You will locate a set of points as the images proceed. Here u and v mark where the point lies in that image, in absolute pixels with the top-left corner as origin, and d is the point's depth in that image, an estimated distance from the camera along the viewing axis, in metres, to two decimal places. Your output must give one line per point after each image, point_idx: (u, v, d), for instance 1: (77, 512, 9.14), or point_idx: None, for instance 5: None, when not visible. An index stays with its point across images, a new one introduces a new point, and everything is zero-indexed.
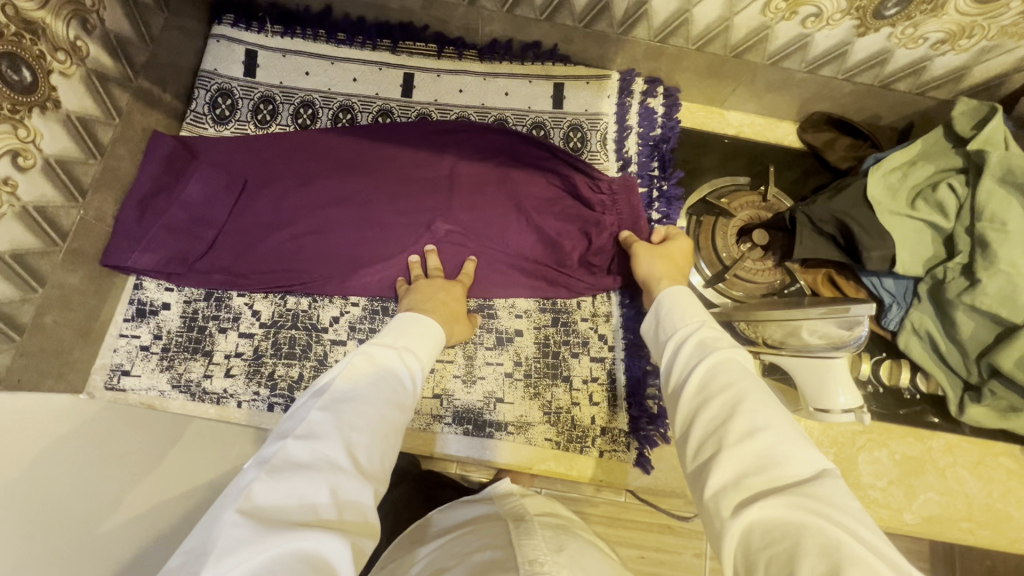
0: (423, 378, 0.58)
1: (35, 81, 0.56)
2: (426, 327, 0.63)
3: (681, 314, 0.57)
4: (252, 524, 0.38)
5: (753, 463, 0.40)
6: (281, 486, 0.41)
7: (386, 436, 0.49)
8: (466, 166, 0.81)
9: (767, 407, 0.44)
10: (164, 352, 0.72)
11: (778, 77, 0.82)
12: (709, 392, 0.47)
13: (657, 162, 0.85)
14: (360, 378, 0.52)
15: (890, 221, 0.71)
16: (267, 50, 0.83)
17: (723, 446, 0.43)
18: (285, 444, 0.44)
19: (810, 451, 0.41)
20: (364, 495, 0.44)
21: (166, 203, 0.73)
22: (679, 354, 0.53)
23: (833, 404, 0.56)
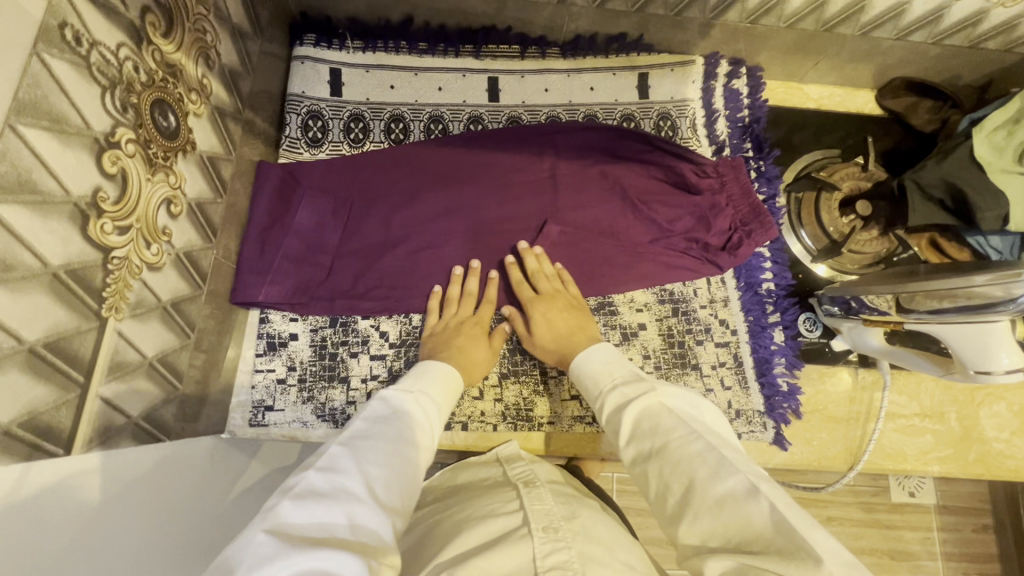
0: (437, 427, 0.58)
1: (178, 125, 0.54)
2: (442, 370, 0.64)
3: (593, 375, 0.60)
4: (277, 541, 0.37)
5: (692, 516, 0.43)
6: (306, 510, 0.40)
7: (407, 476, 0.48)
8: (565, 165, 0.81)
9: (688, 454, 0.46)
10: (302, 383, 0.71)
11: (865, 47, 0.82)
12: (646, 454, 0.49)
13: (750, 142, 0.85)
14: (381, 420, 0.52)
15: (1002, 181, 0.72)
16: (350, 67, 0.82)
17: (672, 510, 0.45)
18: (308, 472, 0.43)
19: (730, 474, 0.43)
20: (379, 526, 0.42)
21: (283, 233, 0.73)
22: (609, 420, 0.55)
23: (995, 366, 0.57)
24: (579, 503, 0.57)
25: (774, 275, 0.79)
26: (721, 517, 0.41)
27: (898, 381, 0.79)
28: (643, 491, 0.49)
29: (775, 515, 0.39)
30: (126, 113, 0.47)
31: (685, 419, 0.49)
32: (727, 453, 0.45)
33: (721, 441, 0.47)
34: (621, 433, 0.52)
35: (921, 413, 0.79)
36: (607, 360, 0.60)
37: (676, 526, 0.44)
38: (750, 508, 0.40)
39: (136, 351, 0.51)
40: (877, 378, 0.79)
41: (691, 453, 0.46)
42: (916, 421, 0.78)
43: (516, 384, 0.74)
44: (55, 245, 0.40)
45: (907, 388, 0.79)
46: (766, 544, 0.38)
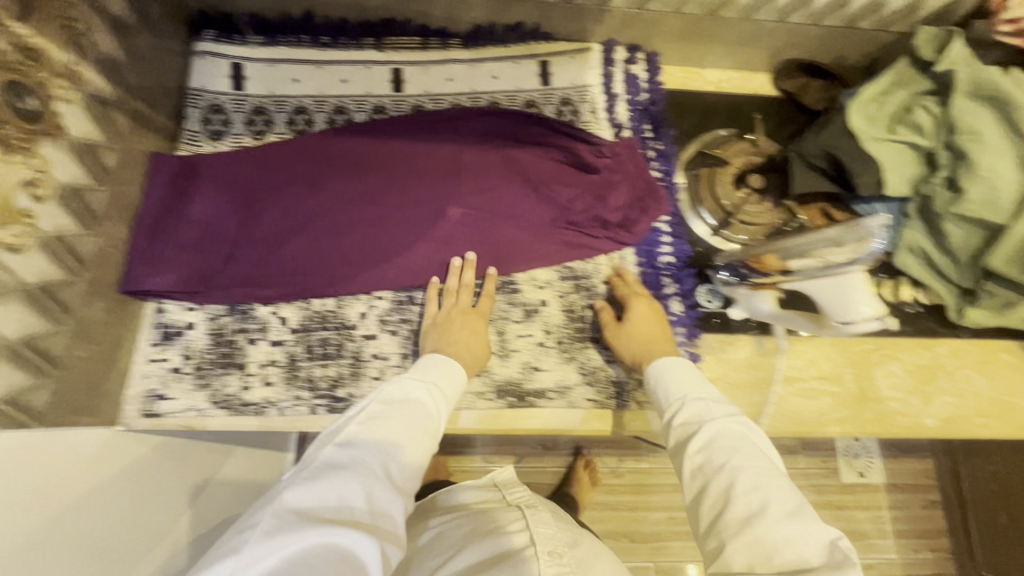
0: (446, 410, 0.63)
1: (41, 108, 0.55)
2: (444, 364, 0.66)
3: (668, 385, 0.65)
4: (294, 514, 0.46)
5: (751, 542, 0.49)
6: (319, 487, 0.49)
7: (417, 456, 0.55)
8: (468, 151, 0.83)
9: (767, 483, 0.53)
10: (197, 371, 0.71)
11: (750, 29, 0.86)
12: (712, 470, 0.55)
13: (648, 124, 0.89)
14: (398, 402, 0.58)
15: (874, 147, 0.76)
16: (252, 61, 0.83)
17: (722, 530, 0.52)
18: (325, 452, 0.52)
19: (813, 519, 0.50)
20: (392, 503, 0.50)
21: (178, 223, 0.74)
22: (689, 425, 0.61)
23: (858, 314, 0.62)
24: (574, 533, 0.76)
25: (673, 249, 0.82)
26: (772, 548, 0.48)
27: (796, 346, 0.82)
28: (692, 509, 0.56)
29: (839, 551, 0.48)
30: None
31: (764, 454, 0.57)
32: (799, 497, 0.53)
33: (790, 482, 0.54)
34: (692, 444, 0.58)
35: (819, 377, 0.81)
36: (686, 373, 0.65)
37: (724, 545, 0.51)
38: (821, 552, 0.48)
39: None
40: (775, 344, 0.81)
41: (769, 484, 0.53)
42: (815, 384, 0.80)
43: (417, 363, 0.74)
44: None
45: (805, 352, 0.81)
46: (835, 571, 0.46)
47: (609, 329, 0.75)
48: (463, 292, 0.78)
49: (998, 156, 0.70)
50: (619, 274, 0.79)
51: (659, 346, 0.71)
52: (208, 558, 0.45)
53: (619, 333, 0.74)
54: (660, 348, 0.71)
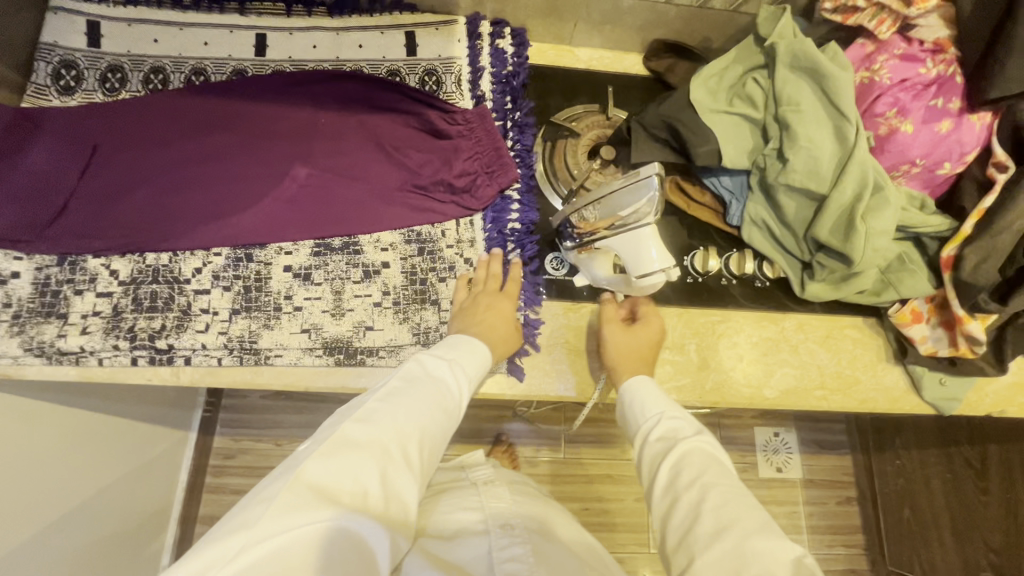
0: (469, 390, 0.67)
1: None
2: (473, 343, 0.70)
3: (644, 403, 0.69)
4: (310, 492, 0.49)
5: (717, 554, 0.51)
6: (336, 465, 0.52)
7: (432, 437, 0.60)
8: (323, 115, 0.85)
9: (728, 500, 0.56)
10: (15, 319, 0.70)
11: (609, 7, 0.88)
12: (682, 485, 0.59)
13: (509, 96, 0.90)
14: (413, 382, 0.63)
15: (710, 119, 0.78)
16: (110, 20, 0.84)
17: (691, 543, 0.54)
18: (344, 427, 0.55)
19: (764, 536, 0.52)
20: (404, 485, 0.55)
21: (11, 171, 0.74)
22: (658, 444, 0.65)
23: (650, 264, 0.68)
24: (526, 498, 0.81)
25: (520, 215, 0.82)
26: (741, 565, 0.50)
27: None
28: (662, 527, 0.59)
29: (802, 566, 0.49)
30: None
31: (724, 468, 0.61)
32: (764, 513, 0.55)
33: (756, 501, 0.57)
34: (663, 468, 0.62)
35: (662, 346, 0.81)
36: (655, 393, 0.69)
37: (692, 556, 0.53)
38: (783, 564, 0.49)
39: None
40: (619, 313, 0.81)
41: (735, 500, 0.56)
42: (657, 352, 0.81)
43: (246, 318, 0.74)
44: None
45: None
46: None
47: (609, 329, 0.75)
48: (303, 251, 0.78)
49: (816, 126, 0.72)
50: (484, 258, 0.79)
51: (640, 363, 0.74)
52: (217, 525, 0.47)
53: (616, 336, 0.74)
54: (642, 366, 0.74)
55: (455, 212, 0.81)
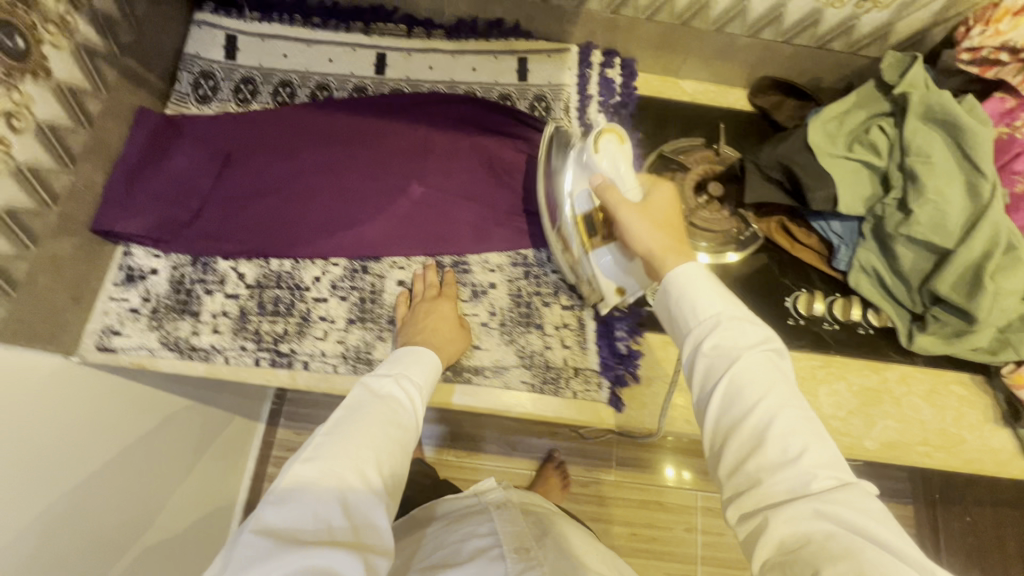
0: (423, 400, 0.65)
1: (28, 49, 0.60)
2: (423, 356, 0.69)
3: (687, 305, 0.59)
4: (266, 541, 0.48)
5: (784, 479, 0.49)
6: (291, 510, 0.50)
7: (393, 452, 0.57)
8: (439, 134, 0.87)
9: (781, 424, 0.51)
10: (153, 314, 0.75)
11: (724, 43, 0.88)
12: (745, 408, 0.53)
13: (617, 126, 0.91)
14: (360, 405, 0.59)
15: (829, 163, 0.77)
16: (246, 35, 0.89)
17: (752, 471, 0.51)
18: (295, 467, 0.53)
19: (813, 459, 0.49)
20: (369, 508, 0.53)
21: (154, 173, 0.78)
22: (715, 360, 0.56)
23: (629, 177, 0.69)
24: (545, 525, 0.82)
25: None
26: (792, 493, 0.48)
27: None
28: (715, 440, 0.55)
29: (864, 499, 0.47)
30: None
31: (788, 383, 0.54)
32: (821, 433, 0.51)
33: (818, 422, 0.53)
34: (716, 387, 0.54)
35: None
36: (722, 292, 0.59)
37: (760, 483, 0.50)
38: (825, 488, 0.48)
39: None
40: None
41: (806, 427, 0.51)
42: None
43: (361, 328, 0.77)
44: None
45: None
46: (838, 512, 0.46)
47: (625, 216, 0.68)
48: (415, 267, 0.81)
49: (945, 181, 0.71)
50: (420, 273, 0.79)
51: (677, 238, 0.67)
52: None
53: (636, 215, 0.67)
54: (683, 247, 0.66)
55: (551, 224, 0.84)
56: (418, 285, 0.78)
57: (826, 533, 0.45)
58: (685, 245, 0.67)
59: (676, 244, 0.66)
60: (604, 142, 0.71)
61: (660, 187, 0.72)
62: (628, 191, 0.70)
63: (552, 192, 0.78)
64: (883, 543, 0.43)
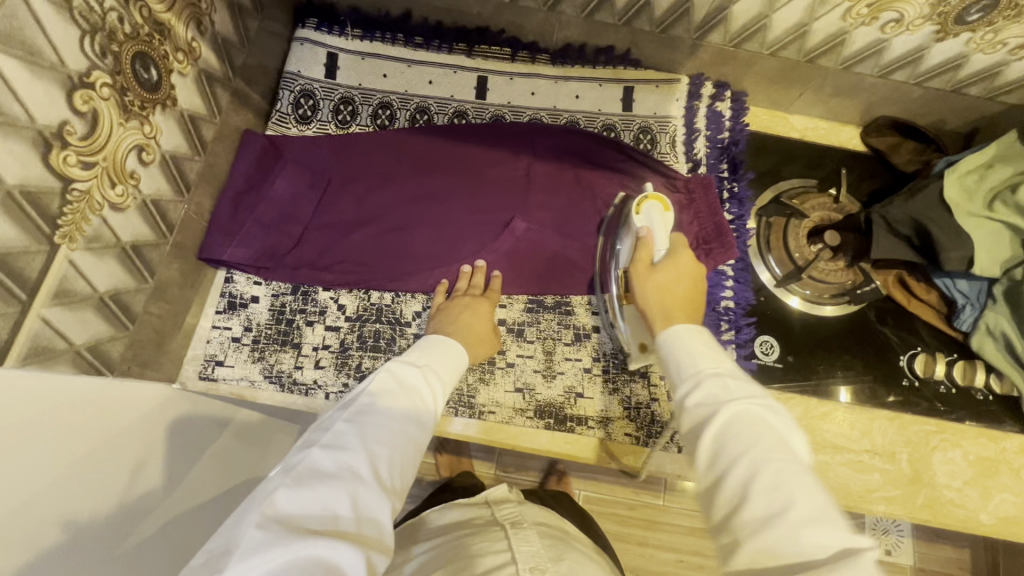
0: (444, 397, 0.60)
1: (160, 79, 0.58)
2: (452, 351, 0.65)
3: (686, 355, 0.53)
4: (272, 529, 0.40)
5: (766, 546, 0.39)
6: (303, 495, 0.43)
7: (410, 452, 0.51)
8: (542, 165, 0.84)
9: (788, 479, 0.41)
10: (255, 344, 0.74)
11: (848, 81, 0.83)
12: (722, 464, 0.45)
13: (726, 163, 0.87)
14: (385, 394, 0.54)
15: (968, 223, 0.72)
16: (347, 53, 0.86)
17: (737, 530, 0.41)
18: (312, 451, 0.46)
19: (829, 528, 0.39)
20: (380, 504, 0.46)
21: (257, 198, 0.76)
22: (690, 413, 0.49)
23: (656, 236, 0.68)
24: (562, 546, 0.69)
25: (734, 293, 0.80)
26: (803, 558, 0.38)
27: (851, 416, 0.78)
28: (705, 504, 0.46)
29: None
30: (104, 59, 0.50)
31: (784, 442, 0.45)
32: (825, 497, 0.41)
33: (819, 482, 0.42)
34: (706, 430, 0.46)
35: (872, 451, 0.77)
36: (704, 344, 0.53)
37: (739, 548, 0.40)
38: (843, 562, 0.37)
39: (86, 283, 0.54)
40: (826, 410, 0.78)
41: (792, 477, 0.42)
42: (866, 458, 0.76)
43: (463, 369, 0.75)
44: (13, 163, 0.43)
45: (859, 423, 0.78)
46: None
47: (634, 273, 0.66)
48: (516, 306, 0.78)
49: None
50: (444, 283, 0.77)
51: (684, 302, 0.61)
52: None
53: (639, 277, 0.65)
54: (687, 312, 0.61)
55: None
56: (461, 284, 0.77)
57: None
58: (693, 312, 0.61)
59: (675, 306, 0.61)
60: (647, 206, 0.70)
61: (685, 251, 0.67)
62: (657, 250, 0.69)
63: (608, 245, 0.77)
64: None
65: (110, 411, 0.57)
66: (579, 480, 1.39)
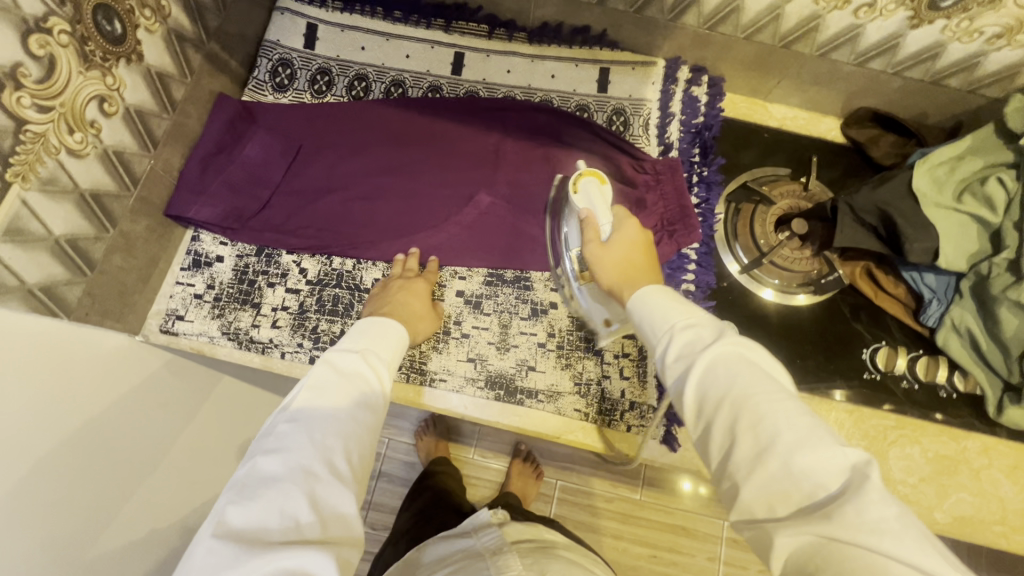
0: (388, 373, 0.59)
1: (124, 33, 0.60)
2: (388, 328, 0.64)
3: (663, 312, 0.52)
4: (229, 549, 0.40)
5: (764, 481, 0.40)
6: (254, 510, 0.42)
7: (362, 437, 0.51)
8: (511, 143, 0.85)
9: (776, 413, 0.41)
10: (216, 301, 0.75)
11: (826, 69, 0.82)
12: (710, 409, 0.45)
13: (698, 148, 0.86)
14: (327, 387, 0.52)
15: (934, 215, 0.71)
16: (326, 24, 0.87)
17: (733, 473, 0.42)
18: (256, 464, 0.45)
19: (823, 447, 0.39)
20: (341, 499, 0.46)
21: (227, 161, 0.78)
22: (674, 370, 0.48)
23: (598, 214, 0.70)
24: (543, 560, 0.70)
25: (696, 277, 0.80)
26: (805, 486, 0.38)
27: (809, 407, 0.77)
28: (703, 449, 0.46)
29: (875, 492, 0.36)
30: (63, 7, 0.52)
31: (767, 375, 0.45)
32: (811, 417, 0.41)
33: (801, 402, 0.43)
34: (689, 385, 0.46)
35: None
36: (672, 300, 0.53)
37: (740, 490, 0.41)
38: (842, 479, 0.38)
39: (41, 226, 0.56)
40: None
41: (781, 410, 0.41)
42: None
43: None
44: None
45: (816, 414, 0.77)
46: (838, 510, 0.36)
47: (590, 254, 0.66)
48: (476, 278, 0.79)
49: None
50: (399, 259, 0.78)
51: (643, 269, 0.62)
52: None
53: (598, 257, 0.66)
54: (649, 276, 0.62)
55: None
56: (399, 275, 0.76)
57: (812, 545, 0.37)
58: (654, 276, 0.62)
59: (635, 275, 0.62)
60: (583, 182, 0.72)
61: (629, 220, 0.69)
62: (602, 227, 0.69)
63: (557, 228, 0.78)
64: (886, 554, 0.34)
65: (65, 358, 0.60)
66: (554, 468, 1.40)
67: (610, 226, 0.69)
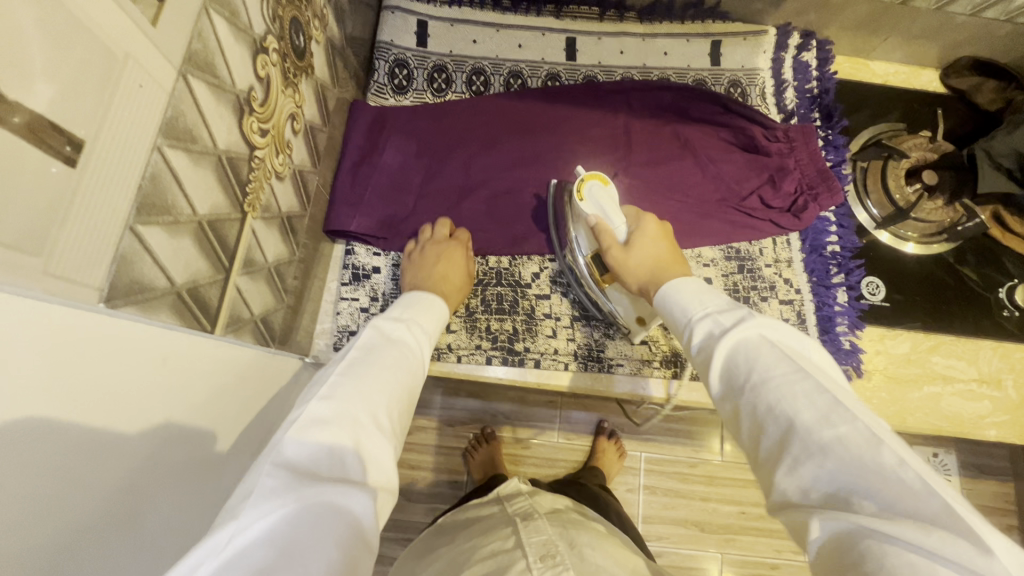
0: (427, 347, 0.58)
1: (304, 46, 0.57)
2: (427, 301, 0.63)
3: (680, 303, 0.52)
4: (283, 476, 0.36)
5: (792, 465, 0.36)
6: (310, 443, 0.39)
7: (402, 401, 0.48)
8: (640, 122, 0.84)
9: (793, 389, 0.39)
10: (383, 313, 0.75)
11: (938, 22, 0.84)
12: (737, 382, 0.43)
13: (818, 111, 0.88)
14: (374, 348, 0.51)
15: None
16: (437, 20, 0.86)
17: (764, 458, 0.39)
18: (310, 404, 0.42)
19: (848, 420, 0.36)
20: (381, 449, 0.42)
21: (371, 169, 0.77)
22: (699, 354, 0.47)
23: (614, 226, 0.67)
24: (573, 529, 0.62)
25: (840, 238, 0.83)
26: (831, 463, 0.35)
27: (955, 349, 0.82)
28: (735, 430, 0.43)
29: (912, 473, 0.33)
30: (273, 23, 0.50)
31: (792, 351, 0.42)
32: (837, 393, 0.38)
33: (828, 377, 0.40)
34: (712, 363, 0.45)
35: (978, 378, 0.80)
36: (692, 288, 0.52)
37: (772, 472, 0.38)
38: (894, 471, 0.33)
39: (261, 254, 0.54)
40: (933, 343, 0.82)
41: (812, 388, 0.39)
42: (974, 386, 0.79)
43: (587, 327, 0.77)
44: (224, 130, 0.44)
45: (966, 352, 0.81)
46: (895, 510, 0.32)
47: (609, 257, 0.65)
48: None
49: None
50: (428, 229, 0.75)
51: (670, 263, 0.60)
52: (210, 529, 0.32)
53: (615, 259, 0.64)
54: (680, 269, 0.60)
55: (762, 213, 0.82)
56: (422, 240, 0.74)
57: (845, 543, 0.32)
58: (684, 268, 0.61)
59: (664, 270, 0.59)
60: (588, 187, 0.67)
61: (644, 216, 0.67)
62: (618, 229, 0.67)
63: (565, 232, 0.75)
64: (929, 549, 0.29)
65: (258, 388, 0.54)
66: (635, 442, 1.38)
67: (627, 228, 0.66)
